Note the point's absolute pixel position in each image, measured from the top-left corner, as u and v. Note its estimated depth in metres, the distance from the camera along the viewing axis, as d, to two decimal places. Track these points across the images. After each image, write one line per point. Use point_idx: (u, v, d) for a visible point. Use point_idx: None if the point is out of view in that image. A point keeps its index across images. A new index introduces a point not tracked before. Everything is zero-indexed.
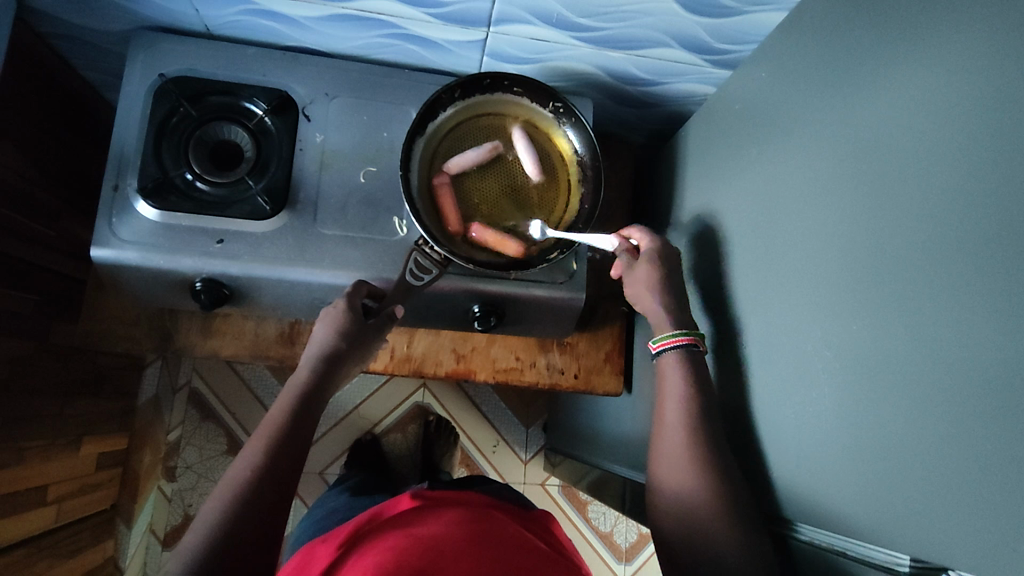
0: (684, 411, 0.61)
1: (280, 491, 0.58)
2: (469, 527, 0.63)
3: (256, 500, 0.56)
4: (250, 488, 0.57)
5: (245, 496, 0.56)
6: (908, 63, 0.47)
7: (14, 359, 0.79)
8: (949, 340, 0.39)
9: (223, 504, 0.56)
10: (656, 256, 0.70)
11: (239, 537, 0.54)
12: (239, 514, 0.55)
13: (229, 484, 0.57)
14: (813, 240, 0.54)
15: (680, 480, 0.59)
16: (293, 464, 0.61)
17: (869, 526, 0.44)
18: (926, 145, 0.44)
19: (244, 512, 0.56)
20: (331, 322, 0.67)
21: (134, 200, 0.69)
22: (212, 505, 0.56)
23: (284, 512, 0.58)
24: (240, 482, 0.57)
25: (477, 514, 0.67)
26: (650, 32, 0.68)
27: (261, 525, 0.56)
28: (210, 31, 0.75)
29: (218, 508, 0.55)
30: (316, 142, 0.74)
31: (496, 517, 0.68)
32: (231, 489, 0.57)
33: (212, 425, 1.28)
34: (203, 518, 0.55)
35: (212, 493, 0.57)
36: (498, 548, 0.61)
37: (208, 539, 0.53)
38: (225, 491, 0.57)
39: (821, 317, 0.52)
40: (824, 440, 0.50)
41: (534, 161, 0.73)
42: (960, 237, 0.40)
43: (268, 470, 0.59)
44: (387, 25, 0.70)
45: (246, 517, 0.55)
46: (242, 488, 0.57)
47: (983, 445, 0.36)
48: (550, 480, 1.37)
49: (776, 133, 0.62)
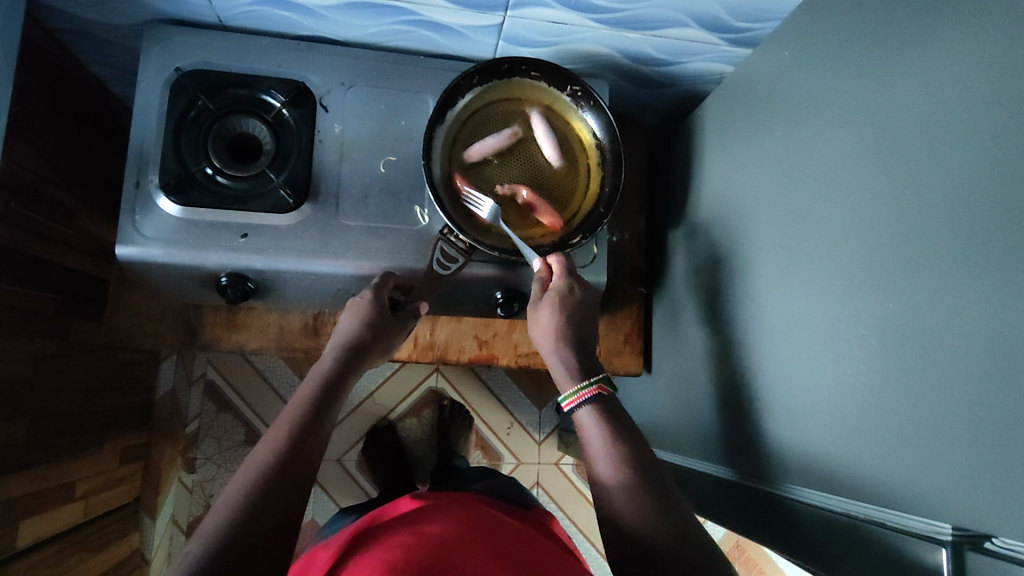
0: (605, 423, 0.60)
1: (303, 475, 0.56)
2: (470, 528, 0.65)
3: (279, 485, 0.54)
4: (273, 472, 0.55)
5: (267, 479, 0.54)
6: (930, 39, 0.47)
7: (39, 359, 0.79)
8: (971, 313, 0.41)
9: (245, 486, 0.53)
10: (557, 300, 0.67)
11: (262, 521, 0.52)
12: (261, 497, 0.53)
13: (250, 468, 0.55)
14: (832, 218, 0.55)
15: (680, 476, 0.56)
16: (316, 451, 0.59)
17: (902, 499, 0.45)
18: (952, 121, 0.44)
19: (267, 496, 0.53)
20: (358, 311, 0.68)
21: (156, 196, 0.69)
22: (231, 489, 0.54)
23: (308, 498, 0.56)
24: (263, 466, 0.55)
25: (483, 518, 0.69)
26: (667, 11, 0.67)
27: (284, 510, 0.53)
28: (224, 22, 0.74)
29: (240, 492, 0.53)
30: (335, 133, 0.74)
31: (493, 516, 0.71)
32: (252, 472, 0.55)
33: (229, 417, 1.28)
34: (223, 501, 0.53)
35: (234, 477, 0.55)
36: (500, 546, 0.62)
37: (231, 522, 0.51)
38: (246, 475, 0.55)
39: (846, 294, 0.53)
40: (852, 412, 0.51)
41: (553, 145, 0.74)
42: (983, 214, 0.41)
43: (290, 454, 0.57)
44: (402, 12, 0.70)
45: (269, 501, 0.53)
46: (264, 470, 0.55)
47: (1003, 411, 0.38)
48: (564, 459, 1.39)
49: (797, 111, 0.62)
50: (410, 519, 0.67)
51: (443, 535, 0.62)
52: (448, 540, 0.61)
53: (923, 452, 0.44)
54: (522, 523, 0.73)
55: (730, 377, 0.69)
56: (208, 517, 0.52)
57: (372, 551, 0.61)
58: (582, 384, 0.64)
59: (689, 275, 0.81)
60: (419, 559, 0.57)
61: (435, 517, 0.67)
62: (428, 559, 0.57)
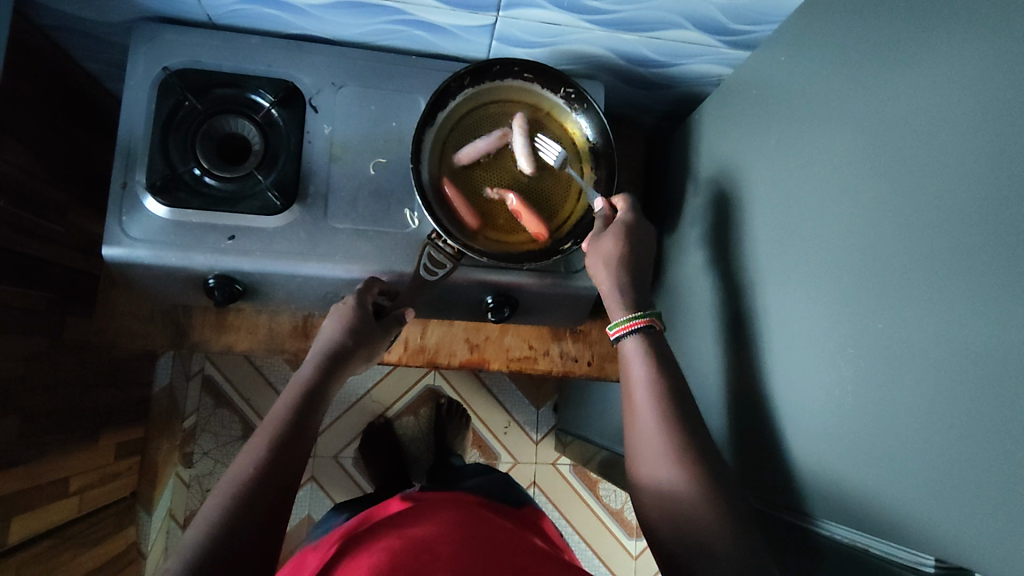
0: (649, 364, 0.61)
1: (286, 485, 0.56)
2: (459, 528, 0.64)
3: (261, 496, 0.54)
4: (255, 484, 0.54)
5: (250, 491, 0.53)
6: (930, 49, 0.46)
7: (32, 356, 0.79)
8: (965, 336, 0.39)
9: (228, 498, 0.53)
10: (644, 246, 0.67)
11: (243, 533, 0.51)
12: (243, 509, 0.52)
13: (231, 480, 0.55)
14: (826, 230, 0.54)
15: (676, 478, 0.53)
16: (298, 460, 0.58)
17: (889, 524, 0.44)
18: (948, 136, 0.43)
19: (248, 507, 0.53)
20: (341, 317, 0.67)
21: (143, 197, 0.68)
22: (214, 501, 0.53)
23: (291, 508, 0.55)
24: (245, 477, 0.54)
25: (471, 518, 0.68)
26: (664, 13, 0.66)
27: (267, 523, 0.53)
28: (213, 20, 0.73)
29: (221, 504, 0.52)
30: (324, 134, 0.73)
31: (482, 515, 0.70)
32: (234, 484, 0.54)
33: (226, 412, 1.28)
34: (204, 515, 0.52)
35: (214, 489, 0.54)
36: (488, 545, 0.61)
37: (212, 534, 0.50)
38: (227, 487, 0.54)
39: (838, 310, 0.51)
40: (837, 432, 0.49)
41: (527, 154, 0.72)
42: (981, 235, 0.39)
43: (272, 464, 0.56)
44: (393, 12, 0.68)
45: (251, 513, 0.52)
46: (245, 482, 0.54)
47: (991, 437, 0.37)
48: (561, 459, 1.38)
49: (792, 118, 0.60)
50: (397, 522, 0.67)
51: (431, 536, 0.61)
52: (436, 542, 0.60)
53: (911, 479, 0.42)
54: (514, 524, 0.73)
55: (718, 388, 0.68)
56: (190, 530, 0.51)
57: (361, 554, 0.61)
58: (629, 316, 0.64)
59: (677, 281, 0.80)
60: (407, 562, 0.57)
61: (423, 518, 0.66)
62: (416, 561, 0.57)
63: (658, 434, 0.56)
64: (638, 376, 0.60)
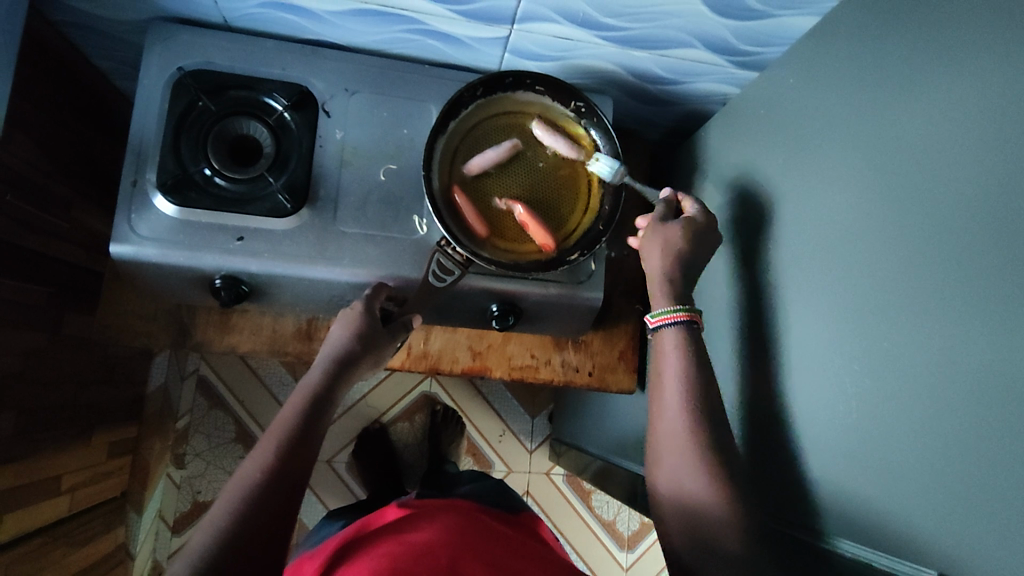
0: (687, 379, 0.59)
1: (293, 488, 0.56)
2: (459, 534, 0.64)
3: (267, 501, 0.54)
4: (262, 489, 0.54)
5: (257, 496, 0.54)
6: (934, 79, 0.47)
7: (30, 351, 0.79)
8: (971, 357, 0.40)
9: (235, 502, 0.53)
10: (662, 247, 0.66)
11: (250, 537, 0.51)
12: (251, 514, 0.52)
13: (238, 483, 0.55)
14: (835, 249, 0.55)
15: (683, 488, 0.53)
16: (305, 464, 0.58)
17: (893, 538, 0.45)
18: (951, 160, 0.44)
19: (255, 511, 0.53)
20: (348, 322, 0.67)
21: (153, 195, 0.68)
22: (220, 504, 0.53)
23: (298, 511, 0.55)
24: (252, 482, 0.54)
25: (470, 524, 0.68)
26: (675, 32, 0.67)
27: (273, 527, 0.53)
28: (228, 22, 0.74)
29: (228, 507, 0.53)
30: (336, 138, 0.74)
31: (483, 522, 0.70)
32: (242, 488, 0.54)
33: (220, 414, 1.28)
34: (212, 519, 0.52)
35: (223, 492, 0.54)
36: (492, 552, 0.62)
37: (220, 538, 0.50)
38: (235, 490, 0.54)
39: (848, 328, 0.52)
40: (846, 449, 0.50)
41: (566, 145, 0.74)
42: (986, 258, 0.40)
43: (279, 468, 0.56)
44: (409, 21, 0.69)
45: (257, 517, 0.52)
46: (253, 487, 0.54)
47: (996, 455, 0.38)
48: (555, 469, 1.38)
49: (799, 139, 0.62)
50: (397, 528, 0.66)
51: (431, 542, 0.61)
52: (437, 548, 0.60)
53: (918, 494, 0.43)
54: (515, 531, 0.73)
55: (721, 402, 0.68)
56: (197, 533, 0.52)
57: (359, 561, 0.60)
58: (674, 306, 0.64)
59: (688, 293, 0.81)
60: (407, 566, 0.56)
61: (423, 525, 0.66)
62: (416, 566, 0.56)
63: (672, 448, 0.56)
64: (666, 393, 0.60)
